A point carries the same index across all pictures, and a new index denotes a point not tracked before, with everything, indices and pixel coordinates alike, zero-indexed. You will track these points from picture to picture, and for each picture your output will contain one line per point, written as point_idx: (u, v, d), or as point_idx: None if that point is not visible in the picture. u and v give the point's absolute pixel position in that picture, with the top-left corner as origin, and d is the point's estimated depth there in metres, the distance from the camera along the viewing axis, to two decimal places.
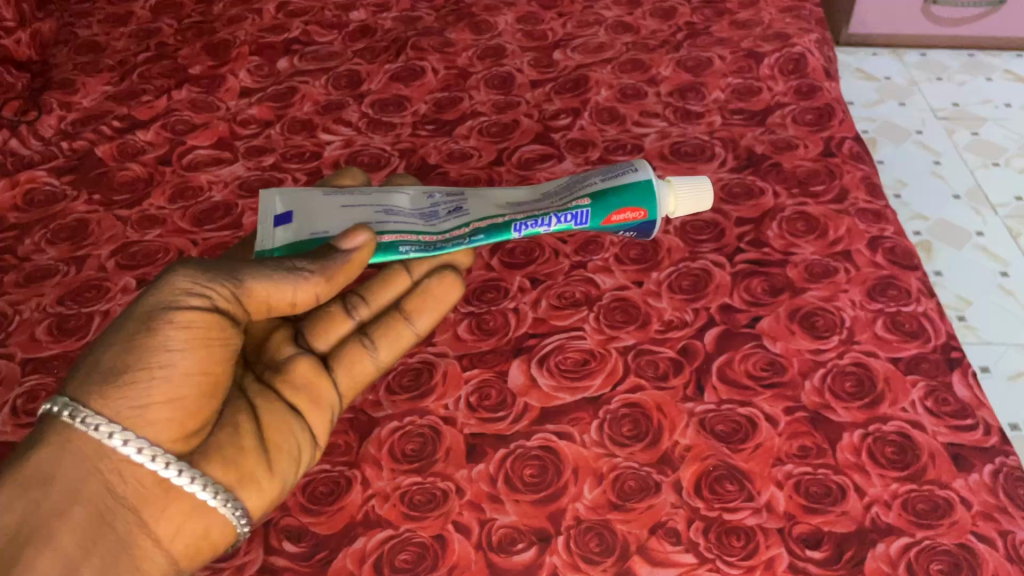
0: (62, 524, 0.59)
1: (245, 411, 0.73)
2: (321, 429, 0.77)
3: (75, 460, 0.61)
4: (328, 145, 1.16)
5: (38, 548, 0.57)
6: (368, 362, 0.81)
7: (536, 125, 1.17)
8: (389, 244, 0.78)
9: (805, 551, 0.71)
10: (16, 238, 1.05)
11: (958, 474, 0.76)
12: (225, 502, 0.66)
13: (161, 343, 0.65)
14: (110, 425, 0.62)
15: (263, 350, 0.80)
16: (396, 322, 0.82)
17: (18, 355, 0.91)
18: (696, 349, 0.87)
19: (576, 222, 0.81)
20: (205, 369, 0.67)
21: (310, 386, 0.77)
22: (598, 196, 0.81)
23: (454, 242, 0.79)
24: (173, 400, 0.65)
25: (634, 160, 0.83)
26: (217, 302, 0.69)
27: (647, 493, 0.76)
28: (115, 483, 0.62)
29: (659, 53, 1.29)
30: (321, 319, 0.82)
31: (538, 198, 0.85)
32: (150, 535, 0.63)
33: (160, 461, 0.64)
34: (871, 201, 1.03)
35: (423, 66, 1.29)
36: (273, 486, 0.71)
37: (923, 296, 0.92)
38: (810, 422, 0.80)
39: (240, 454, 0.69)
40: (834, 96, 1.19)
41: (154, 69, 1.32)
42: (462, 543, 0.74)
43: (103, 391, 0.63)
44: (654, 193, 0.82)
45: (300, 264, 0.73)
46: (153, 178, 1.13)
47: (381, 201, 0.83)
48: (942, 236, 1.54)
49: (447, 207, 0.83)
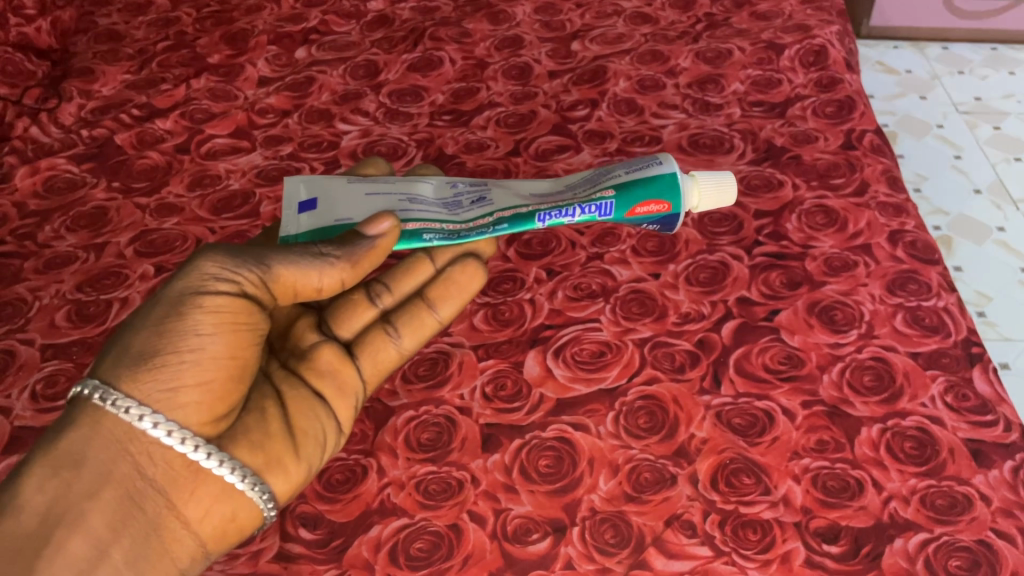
0: (92, 505, 0.60)
1: (271, 396, 0.74)
2: (345, 415, 0.79)
3: (105, 442, 0.62)
4: (345, 135, 1.16)
5: (70, 529, 0.58)
6: (391, 350, 0.82)
7: (554, 116, 1.17)
8: (412, 232, 0.77)
9: (822, 546, 0.71)
10: (37, 225, 1.06)
11: (978, 470, 0.75)
12: (253, 486, 0.67)
13: (190, 328, 0.66)
14: (141, 407, 0.63)
15: (287, 336, 0.80)
16: (419, 310, 0.82)
17: (38, 340, 0.91)
18: (713, 342, 0.87)
19: (600, 213, 0.79)
20: (233, 354, 0.68)
21: (334, 373, 0.78)
22: (623, 187, 0.79)
23: (478, 231, 0.77)
24: (201, 384, 0.65)
25: (659, 153, 0.82)
26: (245, 288, 0.69)
27: (663, 485, 0.76)
28: (145, 465, 0.63)
29: (678, 44, 1.28)
30: (345, 306, 0.82)
31: (561, 189, 0.83)
32: (179, 517, 0.64)
33: (189, 444, 0.64)
34: (891, 195, 1.02)
35: (441, 56, 1.29)
36: (298, 470, 0.72)
37: (944, 291, 0.91)
38: (828, 416, 0.80)
39: (266, 439, 0.70)
40: (855, 88, 1.18)
41: (173, 58, 1.33)
42: (476, 533, 0.74)
43: (133, 374, 0.64)
44: (678, 186, 0.80)
45: (327, 249, 0.72)
46: (172, 166, 1.13)
47: (404, 189, 0.81)
48: (962, 231, 1.52)
49: (470, 197, 0.81)
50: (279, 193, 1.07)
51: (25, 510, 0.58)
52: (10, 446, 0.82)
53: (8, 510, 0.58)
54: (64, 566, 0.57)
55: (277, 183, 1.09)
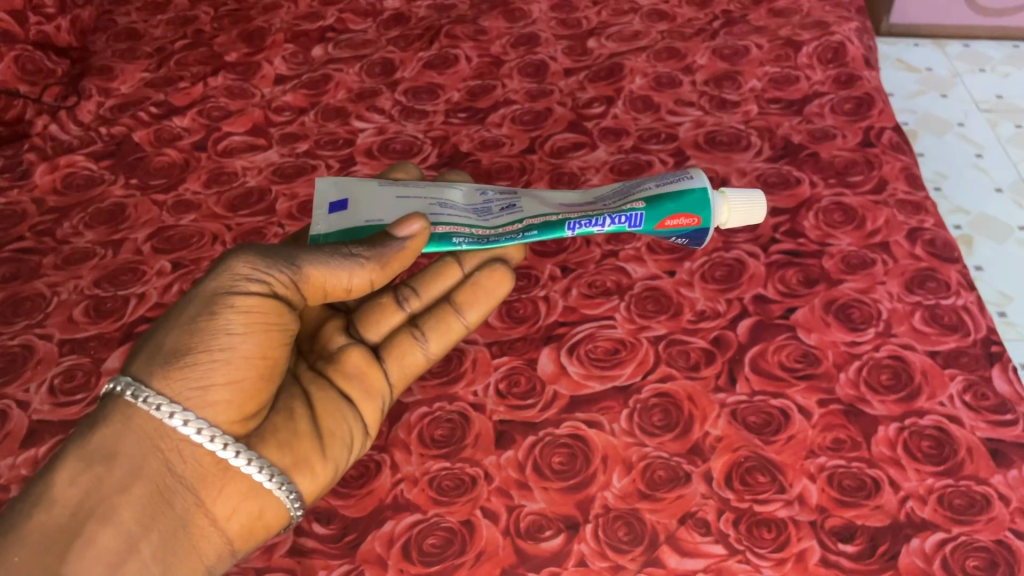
0: (123, 500, 0.61)
1: (299, 396, 0.74)
2: (372, 417, 0.79)
3: (136, 438, 0.63)
4: (362, 132, 1.16)
5: (100, 523, 0.59)
6: (418, 354, 0.82)
7: (569, 113, 1.16)
8: (442, 236, 0.77)
9: (837, 545, 0.70)
10: (55, 221, 1.07)
11: (996, 470, 0.74)
12: (280, 485, 0.68)
13: (222, 327, 0.66)
14: (171, 405, 0.63)
15: (315, 338, 0.81)
16: (446, 314, 0.82)
17: (56, 336, 0.92)
18: (729, 340, 0.86)
19: (630, 224, 0.78)
20: (263, 353, 0.68)
21: (361, 375, 0.78)
22: (653, 200, 0.78)
23: (507, 237, 0.77)
24: (232, 383, 0.66)
25: (690, 168, 0.80)
26: (276, 288, 0.69)
27: (677, 483, 0.75)
28: (174, 462, 0.63)
29: (695, 41, 1.27)
30: (373, 309, 0.83)
31: (591, 201, 0.82)
32: (208, 514, 0.64)
33: (218, 442, 0.65)
34: (910, 192, 1.01)
35: (457, 54, 1.29)
36: (325, 471, 0.72)
37: (964, 289, 0.90)
38: (845, 415, 0.79)
39: (294, 438, 0.71)
40: (873, 85, 1.17)
41: (191, 57, 1.33)
42: (489, 529, 0.74)
43: (164, 372, 0.64)
44: (709, 204, 0.79)
45: (358, 250, 0.72)
46: (189, 163, 1.14)
47: (435, 195, 0.82)
48: (983, 230, 1.50)
49: (500, 204, 0.82)
50: (295, 190, 1.07)
51: (57, 503, 0.59)
52: (28, 440, 0.82)
53: (40, 503, 0.58)
54: (94, 560, 0.58)
55: (293, 180, 1.09)
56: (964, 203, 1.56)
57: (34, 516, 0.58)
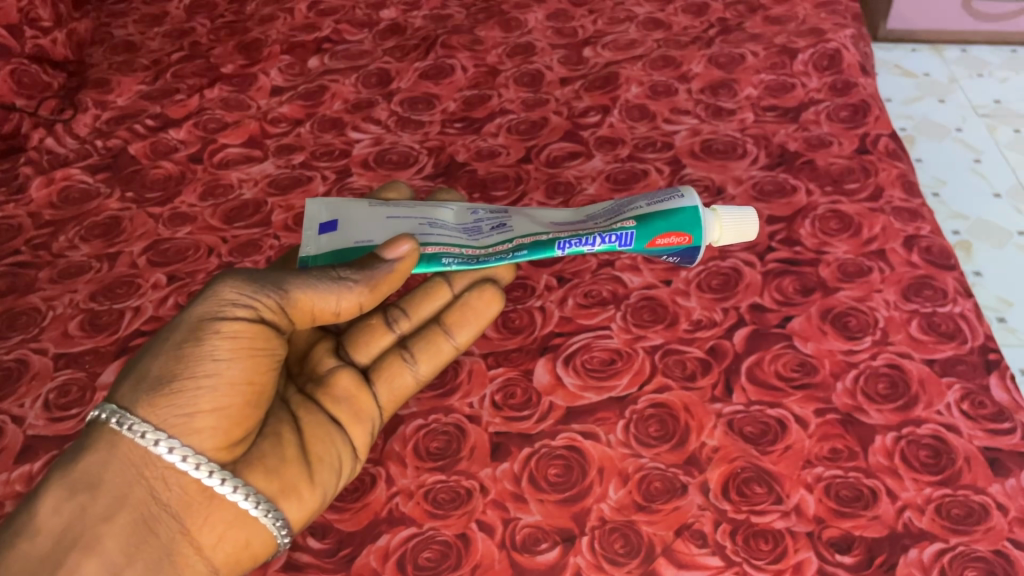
0: (106, 529, 0.61)
1: (288, 421, 0.74)
2: (362, 441, 0.78)
3: (120, 467, 0.63)
4: (357, 143, 1.16)
5: (83, 554, 0.59)
6: (407, 376, 0.82)
7: (565, 123, 1.16)
8: (431, 256, 0.77)
9: (835, 556, 0.70)
10: (51, 235, 1.07)
11: (995, 479, 0.74)
12: (266, 512, 0.67)
13: (208, 353, 0.66)
14: (156, 432, 0.63)
15: (306, 361, 0.81)
16: (436, 336, 0.83)
17: (51, 350, 0.92)
18: (725, 349, 0.86)
19: (620, 243, 0.78)
20: (250, 379, 0.68)
21: (351, 400, 0.78)
22: (643, 219, 0.78)
23: (497, 257, 0.77)
24: (217, 410, 0.65)
25: (681, 186, 0.80)
26: (264, 313, 0.69)
27: (673, 494, 0.75)
28: (159, 489, 0.63)
29: (691, 49, 1.27)
30: (363, 331, 0.83)
31: (582, 219, 0.82)
32: (193, 543, 0.64)
33: (204, 469, 0.64)
34: (907, 199, 1.00)
35: (452, 64, 1.29)
36: (314, 496, 0.72)
37: (961, 297, 0.89)
38: (842, 424, 0.78)
39: (282, 464, 0.70)
40: (869, 92, 1.17)
41: (187, 69, 1.34)
42: (485, 542, 0.73)
43: (150, 399, 0.64)
44: (700, 221, 0.79)
45: (346, 273, 0.73)
46: (185, 176, 1.14)
47: (425, 214, 0.82)
48: (982, 235, 1.50)
49: (491, 223, 0.82)
50: (291, 202, 1.07)
51: (41, 532, 0.59)
52: (23, 456, 0.82)
53: (24, 533, 0.59)
54: None
55: (289, 192, 1.09)
56: (963, 209, 1.56)
57: (17, 546, 0.58)
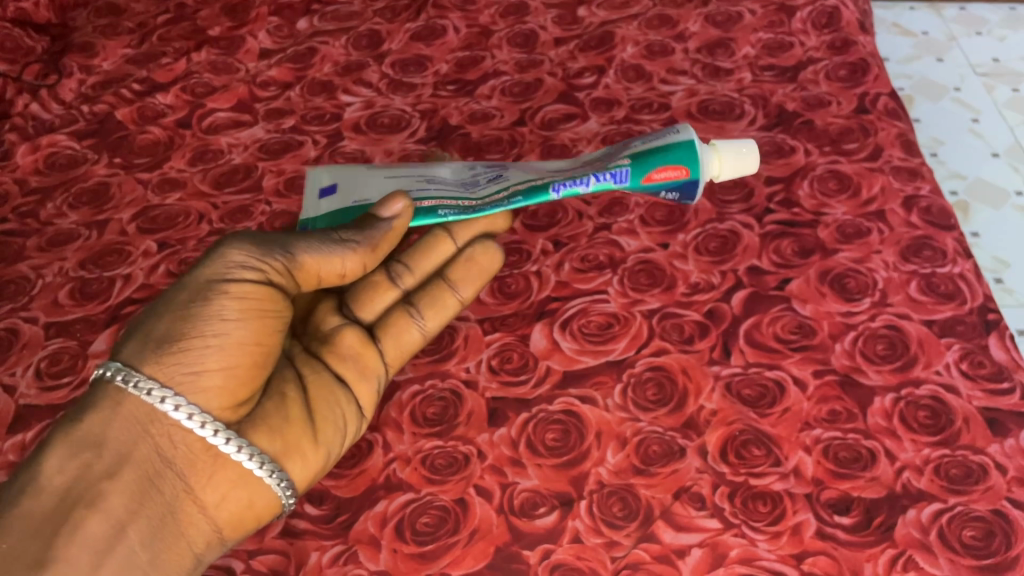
0: (111, 487, 0.60)
1: (293, 382, 0.74)
2: (368, 401, 0.77)
3: (126, 423, 0.62)
4: (348, 107, 1.14)
5: (88, 510, 0.59)
6: (415, 331, 0.81)
7: (560, 84, 1.14)
8: (427, 208, 0.77)
9: (833, 517, 0.70)
10: (39, 202, 1.05)
11: (993, 439, 0.73)
12: (272, 472, 0.67)
13: (216, 313, 0.65)
14: (164, 390, 0.63)
15: (309, 320, 0.80)
16: (441, 290, 0.82)
17: (41, 319, 0.91)
18: (723, 313, 0.85)
19: (616, 181, 0.77)
20: (257, 340, 0.67)
21: (357, 358, 0.78)
22: (638, 156, 0.77)
23: (493, 204, 0.76)
24: (225, 370, 0.65)
25: (675, 123, 0.80)
26: (270, 276, 0.68)
27: (671, 458, 0.75)
28: (165, 448, 0.63)
29: (687, 8, 1.25)
30: (365, 288, 0.82)
31: (579, 165, 0.81)
32: (197, 502, 0.64)
33: (209, 428, 0.64)
34: (906, 158, 0.99)
35: (444, 25, 1.27)
36: (317, 457, 0.71)
37: (960, 257, 0.88)
38: (840, 386, 0.78)
39: (286, 425, 0.70)
40: (869, 50, 1.15)
41: (174, 31, 1.31)
42: (483, 507, 0.73)
43: (156, 357, 0.63)
44: (695, 150, 0.78)
45: (347, 235, 0.72)
46: (173, 141, 1.12)
47: (422, 173, 0.82)
48: (980, 195, 1.47)
49: (487, 175, 0.81)
50: (282, 166, 1.06)
51: (45, 491, 0.59)
52: (15, 425, 0.82)
53: (28, 491, 0.58)
54: (80, 548, 0.57)
55: (279, 156, 1.07)
56: (960, 170, 1.53)
57: (21, 504, 0.58)
